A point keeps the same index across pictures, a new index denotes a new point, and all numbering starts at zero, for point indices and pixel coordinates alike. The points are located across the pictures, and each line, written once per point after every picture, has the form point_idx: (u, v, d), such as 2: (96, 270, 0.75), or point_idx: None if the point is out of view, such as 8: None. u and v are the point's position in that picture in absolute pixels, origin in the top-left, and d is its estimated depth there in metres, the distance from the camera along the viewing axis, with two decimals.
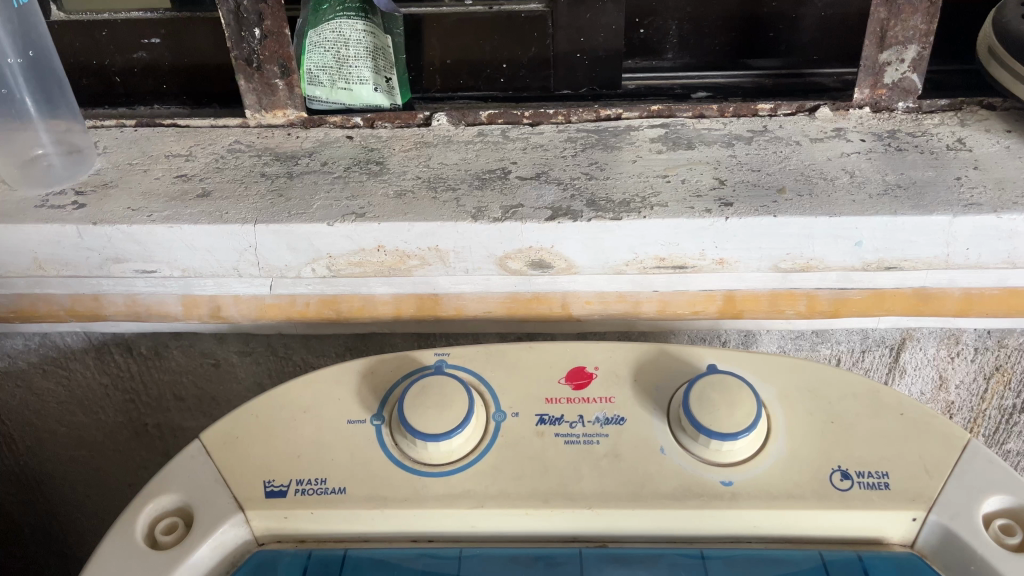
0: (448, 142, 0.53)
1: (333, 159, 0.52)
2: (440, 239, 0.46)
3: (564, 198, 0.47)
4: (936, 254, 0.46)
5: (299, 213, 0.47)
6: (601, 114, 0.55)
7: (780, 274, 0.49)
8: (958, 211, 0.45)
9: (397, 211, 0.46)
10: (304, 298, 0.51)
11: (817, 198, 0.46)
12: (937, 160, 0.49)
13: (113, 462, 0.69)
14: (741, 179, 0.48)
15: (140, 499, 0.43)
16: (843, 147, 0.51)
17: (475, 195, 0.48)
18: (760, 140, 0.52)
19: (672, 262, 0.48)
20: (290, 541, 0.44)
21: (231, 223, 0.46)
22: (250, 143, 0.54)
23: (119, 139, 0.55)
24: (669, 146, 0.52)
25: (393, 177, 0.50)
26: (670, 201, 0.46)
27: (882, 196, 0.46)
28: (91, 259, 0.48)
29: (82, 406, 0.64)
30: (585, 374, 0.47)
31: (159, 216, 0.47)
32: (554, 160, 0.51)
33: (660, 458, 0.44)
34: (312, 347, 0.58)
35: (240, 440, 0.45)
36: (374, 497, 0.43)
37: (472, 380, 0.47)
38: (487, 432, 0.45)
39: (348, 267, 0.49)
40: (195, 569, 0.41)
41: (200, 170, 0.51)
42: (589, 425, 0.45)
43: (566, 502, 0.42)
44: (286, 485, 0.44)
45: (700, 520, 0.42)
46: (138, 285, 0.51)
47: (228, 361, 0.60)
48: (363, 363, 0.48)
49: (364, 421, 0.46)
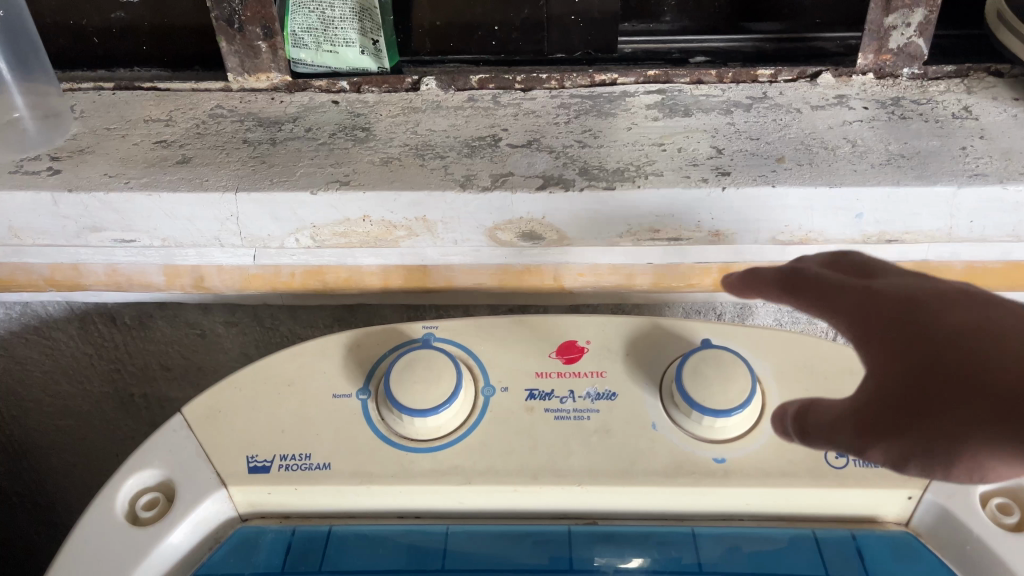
0: (437, 107, 0.51)
1: (317, 125, 0.50)
2: (427, 209, 0.45)
3: (557, 165, 0.46)
4: (938, 226, 0.45)
5: (281, 181, 0.45)
6: (595, 78, 0.53)
7: (778, 247, 0.47)
8: (962, 182, 0.43)
9: (383, 179, 0.45)
10: (289, 268, 0.50)
11: (817, 168, 0.45)
12: (942, 128, 0.47)
13: (100, 433, 0.68)
14: (739, 148, 0.46)
15: (121, 475, 0.42)
16: (846, 115, 0.49)
17: (464, 162, 0.46)
18: (759, 108, 0.50)
19: (667, 234, 0.47)
20: (274, 517, 0.43)
21: (211, 191, 0.44)
22: (232, 108, 0.52)
23: (97, 103, 0.53)
24: (666, 114, 0.50)
25: (380, 144, 0.48)
26: (665, 170, 0.45)
27: (885, 166, 0.44)
28: (68, 228, 0.47)
29: (66, 376, 0.63)
30: (576, 348, 0.46)
31: (137, 182, 0.45)
32: (547, 127, 0.49)
33: (652, 435, 0.43)
34: (300, 317, 0.57)
35: (223, 415, 0.44)
36: (359, 474, 0.42)
37: (460, 353, 0.46)
38: (475, 406, 0.44)
39: (333, 238, 0.47)
40: (176, 545, 0.41)
41: (181, 135, 0.49)
42: (580, 400, 0.44)
43: (554, 478, 0.42)
44: (270, 460, 0.43)
45: (690, 496, 0.41)
46: (118, 254, 0.49)
47: (214, 332, 0.59)
48: (349, 335, 0.47)
49: (350, 395, 0.45)
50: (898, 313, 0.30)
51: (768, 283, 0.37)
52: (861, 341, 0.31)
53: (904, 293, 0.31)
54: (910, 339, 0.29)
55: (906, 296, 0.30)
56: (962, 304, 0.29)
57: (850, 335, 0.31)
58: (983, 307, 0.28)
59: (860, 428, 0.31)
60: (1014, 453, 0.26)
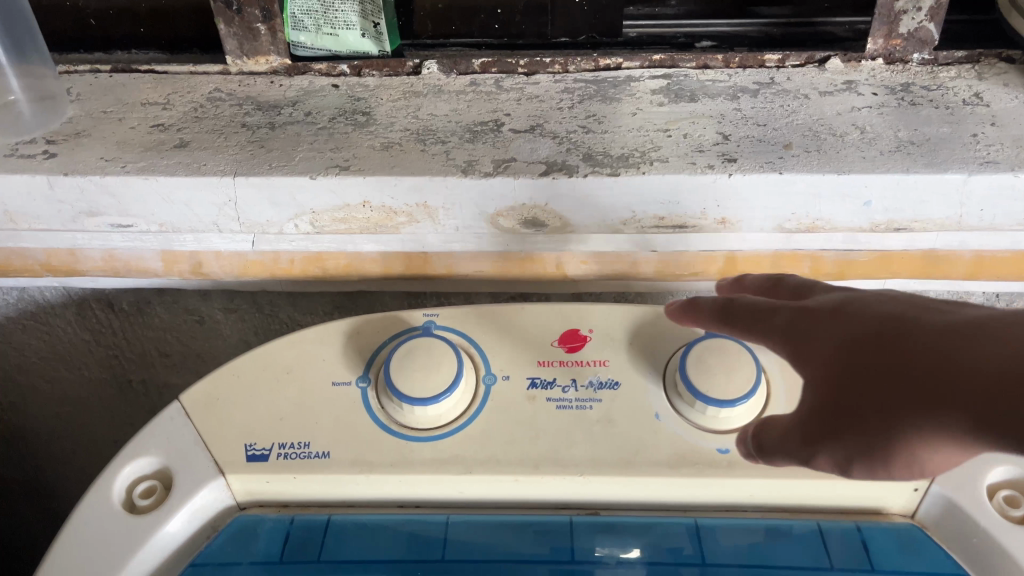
0: (439, 92, 0.51)
1: (317, 109, 0.49)
2: (428, 195, 0.44)
3: (560, 151, 0.45)
4: (948, 215, 0.45)
5: (280, 165, 0.44)
6: (600, 63, 0.52)
7: (784, 235, 0.47)
8: (973, 170, 0.42)
9: (383, 165, 0.44)
10: (288, 255, 0.49)
11: (825, 155, 0.44)
12: (953, 115, 0.47)
13: (99, 419, 0.68)
14: (745, 134, 0.46)
15: (117, 462, 0.41)
16: (855, 101, 0.48)
17: (466, 147, 0.45)
18: (766, 93, 0.49)
19: (671, 222, 0.46)
20: (273, 506, 0.43)
21: (208, 176, 0.44)
22: (231, 91, 0.51)
23: (94, 85, 0.52)
24: (671, 99, 0.49)
25: (381, 128, 0.47)
26: (670, 156, 0.44)
27: (894, 153, 0.44)
28: (64, 212, 0.46)
29: (64, 362, 0.62)
30: (579, 336, 0.45)
31: (133, 166, 0.44)
32: (550, 112, 0.48)
33: (655, 425, 0.42)
34: (300, 304, 0.57)
35: (221, 403, 0.44)
36: (358, 463, 0.42)
37: (461, 341, 0.45)
38: (476, 394, 0.43)
39: (333, 223, 0.47)
40: (173, 534, 0.40)
41: (179, 118, 0.48)
42: (582, 390, 0.44)
43: (556, 468, 0.41)
44: (269, 448, 0.42)
45: (693, 487, 0.41)
46: (115, 240, 0.49)
47: (213, 318, 0.59)
48: (349, 323, 0.46)
49: (350, 383, 0.44)
50: (825, 321, 0.30)
51: (713, 312, 0.37)
52: (794, 355, 0.31)
53: (834, 302, 0.31)
54: (836, 343, 0.29)
55: (833, 304, 0.31)
56: (883, 304, 0.29)
57: (784, 349, 0.31)
58: (903, 304, 0.29)
59: (804, 440, 0.30)
60: (931, 435, 0.25)
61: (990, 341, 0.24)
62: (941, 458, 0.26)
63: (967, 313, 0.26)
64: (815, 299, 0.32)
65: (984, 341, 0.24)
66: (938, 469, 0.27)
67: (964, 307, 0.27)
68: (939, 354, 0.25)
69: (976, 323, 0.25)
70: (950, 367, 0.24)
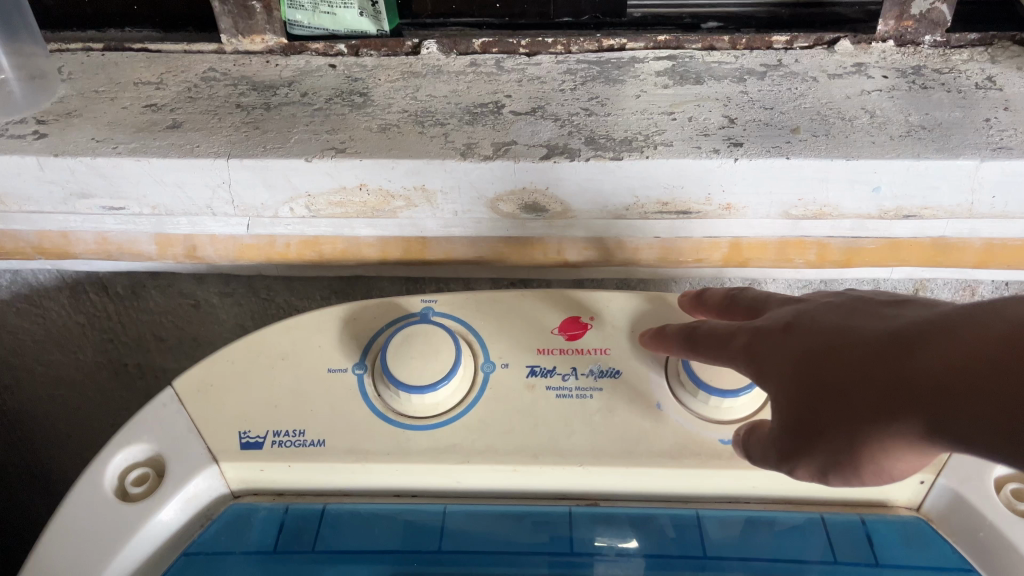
0: (438, 72, 0.49)
1: (314, 90, 0.48)
2: (426, 178, 0.43)
3: (561, 134, 0.44)
4: (959, 202, 0.44)
5: (275, 147, 0.43)
6: (603, 44, 0.51)
7: (790, 221, 0.46)
8: (986, 156, 0.41)
9: (381, 147, 0.43)
10: (284, 239, 0.49)
11: (834, 139, 0.43)
12: (965, 99, 0.45)
13: (94, 403, 0.67)
14: (752, 118, 0.44)
15: (109, 449, 0.41)
16: (864, 84, 0.47)
17: (465, 130, 0.44)
18: (774, 76, 0.48)
19: (675, 207, 0.45)
20: (267, 494, 0.42)
21: (202, 157, 0.43)
22: (226, 71, 0.50)
23: (85, 64, 0.51)
24: (676, 81, 0.48)
25: (378, 110, 0.46)
26: (675, 140, 0.43)
27: (905, 138, 0.42)
28: (54, 193, 0.45)
29: (58, 345, 0.61)
30: (579, 324, 0.45)
31: (125, 147, 0.43)
32: (552, 94, 0.47)
33: (656, 415, 0.42)
34: (297, 289, 0.56)
35: (214, 389, 0.43)
36: (354, 451, 0.41)
37: (459, 328, 0.44)
38: (475, 382, 0.43)
39: (329, 207, 0.46)
40: (166, 523, 0.40)
41: (172, 98, 0.47)
42: (583, 378, 0.43)
43: (556, 459, 0.40)
44: (263, 436, 0.42)
45: (695, 478, 0.40)
46: (108, 222, 0.48)
47: (208, 302, 0.58)
48: (345, 308, 0.45)
49: (346, 369, 0.43)
50: (781, 339, 0.32)
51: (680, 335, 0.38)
52: (756, 373, 0.32)
53: (785, 319, 0.32)
54: (792, 360, 0.30)
55: (785, 321, 0.32)
56: (832, 320, 0.31)
57: (748, 366, 0.33)
58: (849, 316, 0.31)
59: (778, 454, 0.31)
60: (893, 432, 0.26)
61: (931, 351, 0.26)
62: (904, 466, 0.28)
63: (906, 322, 0.28)
64: (768, 317, 0.34)
65: (927, 352, 0.26)
66: (902, 475, 0.29)
67: (903, 314, 0.29)
68: (889, 367, 0.27)
69: (915, 333, 0.27)
70: (901, 378, 0.26)
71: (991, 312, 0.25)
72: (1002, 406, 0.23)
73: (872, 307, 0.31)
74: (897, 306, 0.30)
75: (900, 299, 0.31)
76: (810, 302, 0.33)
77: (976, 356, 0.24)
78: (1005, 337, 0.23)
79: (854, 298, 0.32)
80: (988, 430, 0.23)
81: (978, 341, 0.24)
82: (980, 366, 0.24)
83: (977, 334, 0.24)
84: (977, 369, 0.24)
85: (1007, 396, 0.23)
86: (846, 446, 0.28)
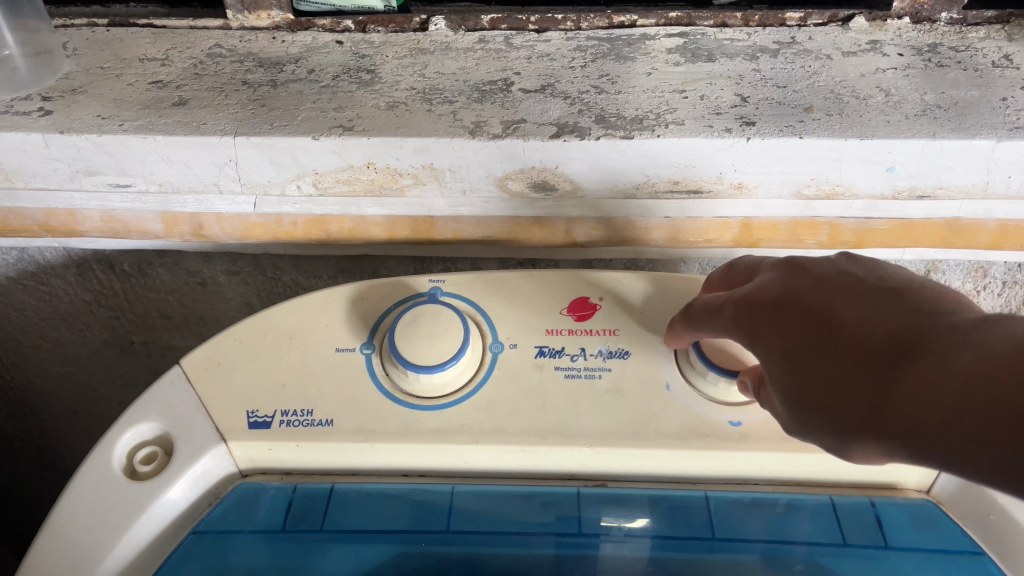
0: (447, 49, 0.48)
1: (321, 67, 0.47)
2: (434, 156, 0.43)
3: (571, 112, 0.43)
4: (974, 182, 0.43)
5: (281, 125, 0.43)
6: (614, 20, 0.50)
7: (802, 201, 0.46)
8: (1003, 136, 0.41)
9: (388, 125, 0.42)
10: (291, 217, 0.49)
11: (848, 118, 0.42)
12: (982, 78, 0.45)
13: (101, 379, 0.67)
14: (764, 96, 0.44)
15: (118, 428, 0.40)
16: (879, 62, 0.46)
17: (474, 108, 0.43)
18: (787, 53, 0.47)
19: (686, 186, 0.45)
20: (275, 473, 0.42)
21: (208, 135, 0.42)
22: (232, 47, 0.49)
23: (90, 40, 0.50)
24: (688, 59, 0.47)
25: (385, 87, 0.45)
26: (686, 118, 0.42)
27: (920, 117, 0.42)
28: (59, 170, 0.45)
29: (66, 322, 0.61)
30: (588, 305, 0.44)
31: (131, 124, 0.43)
32: (562, 71, 0.46)
33: (665, 396, 0.41)
34: (303, 268, 0.56)
35: (222, 369, 0.43)
36: (363, 431, 0.41)
37: (467, 309, 0.44)
38: (483, 362, 0.42)
39: (336, 184, 0.45)
40: (174, 502, 0.40)
41: (178, 74, 0.46)
42: (591, 359, 0.43)
43: (565, 440, 0.40)
44: (271, 415, 0.41)
45: (703, 460, 0.40)
46: (114, 199, 0.48)
47: (215, 280, 0.58)
48: (353, 288, 0.45)
49: (353, 349, 0.43)
50: (772, 322, 0.32)
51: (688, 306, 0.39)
52: (759, 355, 0.33)
53: (774, 297, 0.33)
54: (784, 351, 0.31)
55: (781, 299, 0.32)
56: (820, 302, 0.31)
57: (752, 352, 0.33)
58: (841, 296, 0.31)
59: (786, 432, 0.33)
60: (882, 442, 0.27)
61: (912, 370, 0.26)
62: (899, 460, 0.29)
63: (890, 323, 0.28)
64: (758, 288, 0.34)
65: (908, 370, 0.26)
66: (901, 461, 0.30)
67: (888, 306, 0.29)
68: (874, 379, 0.27)
69: (897, 343, 0.27)
70: (885, 392, 0.27)
71: (971, 334, 0.25)
72: (973, 442, 0.23)
73: (859, 283, 0.31)
74: (883, 285, 0.30)
75: (888, 274, 0.31)
76: (804, 270, 0.33)
77: (952, 387, 0.24)
78: (980, 371, 0.24)
79: (841, 269, 0.32)
80: (962, 461, 0.24)
81: (956, 370, 0.25)
82: (955, 399, 0.24)
83: (955, 362, 0.25)
84: (951, 402, 0.24)
85: (979, 436, 0.23)
86: (842, 442, 0.29)
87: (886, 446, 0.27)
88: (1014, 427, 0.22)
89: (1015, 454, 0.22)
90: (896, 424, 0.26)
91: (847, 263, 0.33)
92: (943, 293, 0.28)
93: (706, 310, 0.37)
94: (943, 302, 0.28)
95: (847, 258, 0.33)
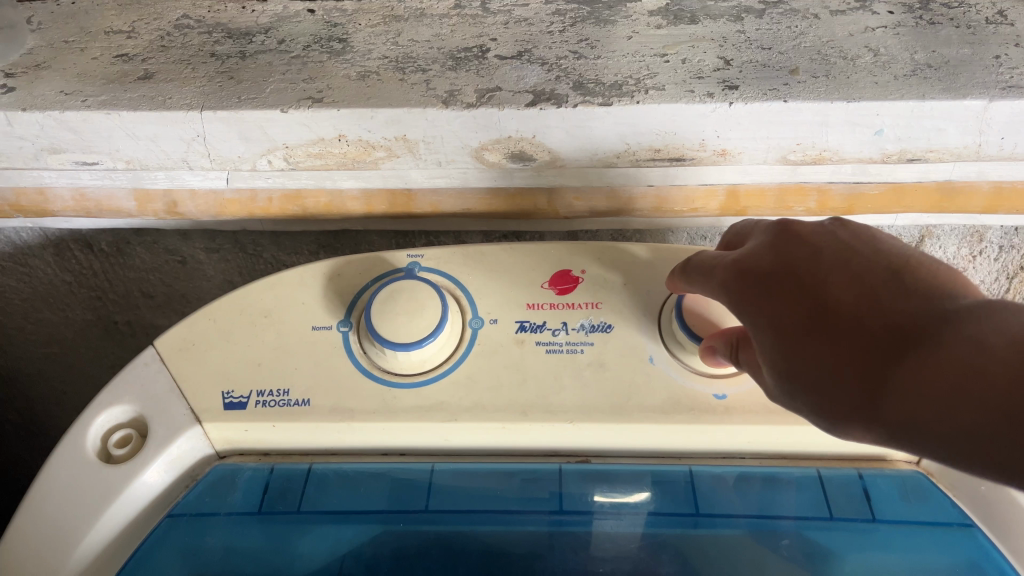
0: (421, 15, 0.46)
1: (291, 37, 0.45)
2: (407, 127, 0.41)
3: (548, 79, 0.41)
4: (966, 144, 0.42)
5: (250, 98, 0.41)
6: None
7: (789, 166, 0.44)
8: (995, 95, 0.39)
9: (359, 96, 0.41)
10: (266, 193, 0.48)
11: (835, 80, 0.40)
12: (974, 35, 0.43)
13: (86, 360, 0.67)
14: (748, 58, 0.42)
15: (90, 411, 0.40)
16: (869, 21, 0.44)
17: (448, 76, 0.42)
18: (773, 13, 0.45)
19: (669, 153, 0.43)
20: (253, 455, 0.41)
21: (174, 111, 0.41)
22: (200, 17, 0.46)
23: (55, 13, 0.47)
24: (670, 21, 0.45)
25: (357, 56, 0.43)
26: (667, 83, 0.41)
27: (910, 77, 0.40)
28: (25, 148, 0.44)
29: (47, 303, 0.61)
30: (570, 278, 0.43)
31: (95, 100, 0.41)
32: (539, 36, 0.44)
33: (649, 369, 0.40)
34: (283, 244, 0.55)
35: (196, 349, 0.42)
36: (339, 410, 0.40)
37: (447, 285, 0.43)
38: (463, 339, 0.41)
39: (308, 158, 0.44)
40: (150, 485, 0.39)
41: (144, 47, 0.45)
42: (573, 334, 0.41)
43: (546, 416, 0.39)
44: (247, 396, 0.40)
45: (687, 433, 0.39)
46: (84, 177, 0.47)
47: (195, 259, 0.57)
48: (329, 264, 0.43)
49: (330, 327, 0.42)
50: (760, 293, 0.31)
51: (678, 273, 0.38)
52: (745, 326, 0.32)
53: (764, 267, 0.32)
54: (770, 325, 0.30)
55: (772, 270, 0.31)
56: (808, 277, 0.30)
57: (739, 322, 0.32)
58: (833, 270, 0.29)
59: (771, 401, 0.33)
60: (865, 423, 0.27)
61: (901, 358, 0.25)
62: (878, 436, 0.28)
63: (879, 304, 0.27)
64: (748, 254, 0.33)
65: (895, 358, 0.26)
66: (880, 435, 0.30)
67: (878, 285, 0.28)
68: (864, 364, 0.27)
69: (886, 326, 0.26)
70: (872, 380, 0.26)
71: (962, 323, 0.24)
72: (965, 439, 0.23)
73: (850, 257, 0.30)
74: (874, 260, 0.29)
75: (880, 246, 0.30)
76: (796, 236, 0.32)
77: (941, 382, 0.24)
78: (971, 366, 0.23)
79: (831, 239, 0.31)
80: (950, 454, 0.24)
81: (945, 363, 0.24)
82: (947, 395, 0.24)
83: (947, 352, 0.24)
84: (940, 394, 0.24)
85: (969, 431, 0.23)
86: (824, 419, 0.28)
87: (870, 432, 0.27)
88: (1007, 425, 0.22)
89: (1010, 454, 0.22)
90: (880, 409, 0.26)
91: (838, 231, 0.31)
92: (936, 272, 0.28)
93: (701, 267, 0.36)
94: (934, 283, 0.27)
95: (837, 225, 0.32)
